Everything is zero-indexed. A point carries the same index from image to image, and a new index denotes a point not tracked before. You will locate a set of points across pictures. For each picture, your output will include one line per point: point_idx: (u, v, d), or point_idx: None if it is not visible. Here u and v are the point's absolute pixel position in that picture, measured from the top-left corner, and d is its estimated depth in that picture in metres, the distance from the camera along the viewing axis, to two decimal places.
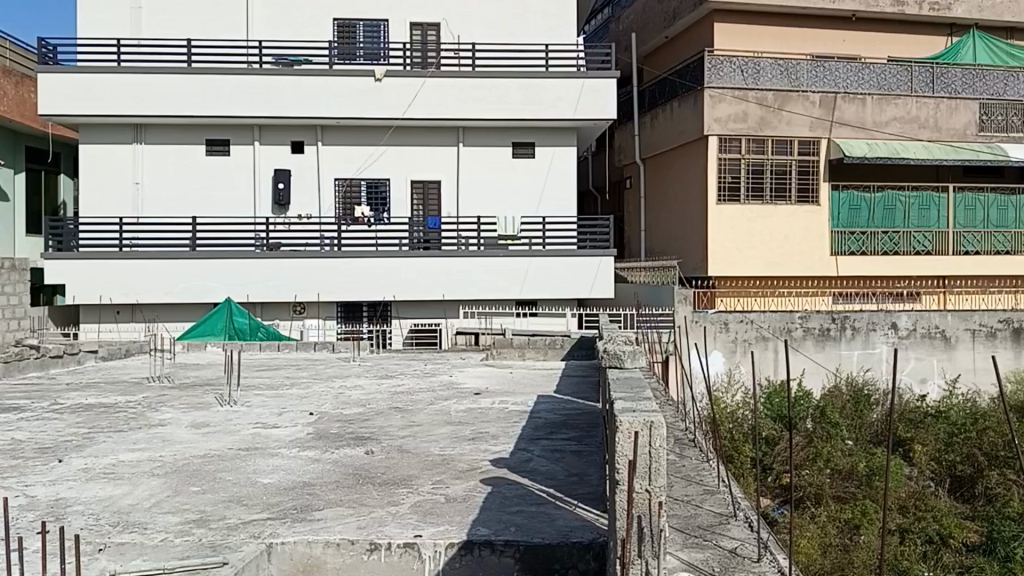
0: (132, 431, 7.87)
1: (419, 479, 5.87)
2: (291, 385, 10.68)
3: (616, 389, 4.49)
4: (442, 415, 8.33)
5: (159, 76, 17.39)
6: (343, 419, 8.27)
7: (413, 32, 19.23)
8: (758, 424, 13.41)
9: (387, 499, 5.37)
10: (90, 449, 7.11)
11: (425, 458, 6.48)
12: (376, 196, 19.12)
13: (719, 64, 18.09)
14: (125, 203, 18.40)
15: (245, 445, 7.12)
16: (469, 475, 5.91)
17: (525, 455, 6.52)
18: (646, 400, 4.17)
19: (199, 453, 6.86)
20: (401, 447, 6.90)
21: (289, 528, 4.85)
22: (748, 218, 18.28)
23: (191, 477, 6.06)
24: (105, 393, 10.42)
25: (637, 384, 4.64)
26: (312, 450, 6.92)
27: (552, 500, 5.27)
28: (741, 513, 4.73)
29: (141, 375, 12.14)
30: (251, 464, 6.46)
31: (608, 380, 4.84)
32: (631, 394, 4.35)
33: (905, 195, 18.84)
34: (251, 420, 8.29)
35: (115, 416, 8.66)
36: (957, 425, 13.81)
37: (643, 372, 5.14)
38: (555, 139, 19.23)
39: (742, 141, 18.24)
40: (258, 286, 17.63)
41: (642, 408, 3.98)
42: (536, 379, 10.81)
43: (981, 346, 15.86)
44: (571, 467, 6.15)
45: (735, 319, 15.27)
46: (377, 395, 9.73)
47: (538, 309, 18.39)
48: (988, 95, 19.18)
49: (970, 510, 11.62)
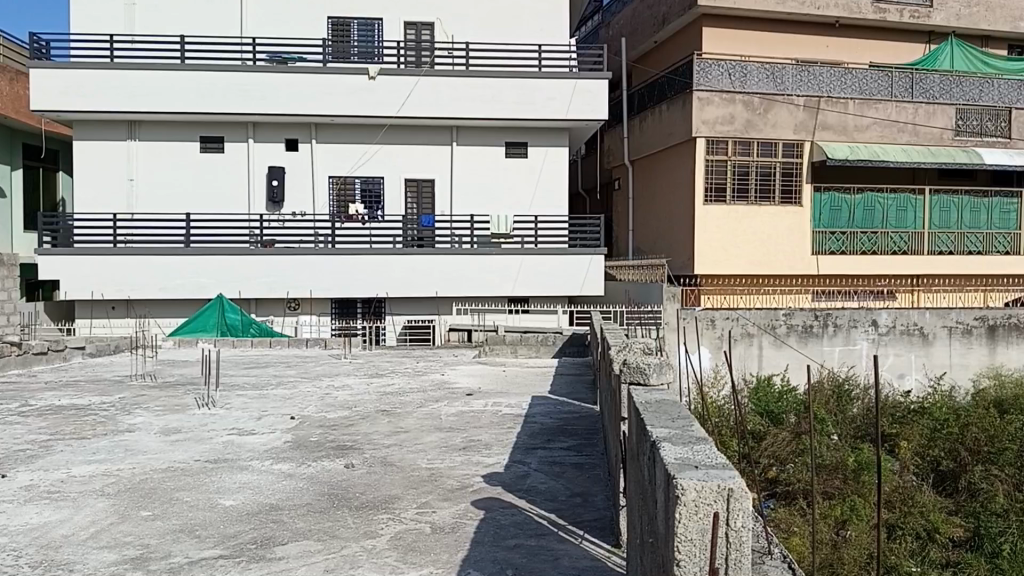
0: (96, 438, 6.70)
1: (402, 501, 4.72)
2: (277, 384, 10.38)
3: (648, 418, 3.18)
4: (432, 418, 7.46)
5: (152, 73, 17.55)
6: (327, 424, 7.21)
7: (407, 31, 19.45)
8: (745, 419, 13.59)
9: (364, 530, 4.22)
10: (42, 461, 5.89)
11: (409, 468, 5.47)
12: (369, 194, 19.34)
13: (708, 67, 18.38)
14: (119, 200, 18.56)
15: (214, 456, 5.91)
16: (458, 496, 4.81)
17: (521, 469, 5.45)
18: (713, 447, 2.80)
19: (160, 466, 5.62)
20: (385, 460, 5.71)
21: (241, 572, 3.69)
22: (731, 219, 18.65)
23: (144, 499, 4.81)
24: (80, 391, 10.01)
25: (674, 410, 3.37)
26: (287, 463, 5.68)
27: (556, 531, 4.23)
28: (776, 552, 4.17)
29: (123, 374, 11.88)
30: (216, 481, 5.19)
31: (635, 403, 3.51)
32: (679, 429, 2.99)
33: (883, 197, 19.31)
34: (226, 425, 7.15)
35: (83, 422, 7.51)
36: (940, 421, 14.09)
37: (673, 392, 3.94)
38: (548, 138, 19.51)
39: (728, 142, 18.59)
40: (251, 283, 17.82)
41: (710, 463, 2.61)
42: (530, 379, 11.00)
43: (957, 344, 16.31)
44: (573, 485, 5.10)
45: (720, 316, 15.66)
46: (365, 396, 9.07)
47: (528, 307, 18.70)
48: (965, 100, 19.72)
49: (954, 505, 11.92)
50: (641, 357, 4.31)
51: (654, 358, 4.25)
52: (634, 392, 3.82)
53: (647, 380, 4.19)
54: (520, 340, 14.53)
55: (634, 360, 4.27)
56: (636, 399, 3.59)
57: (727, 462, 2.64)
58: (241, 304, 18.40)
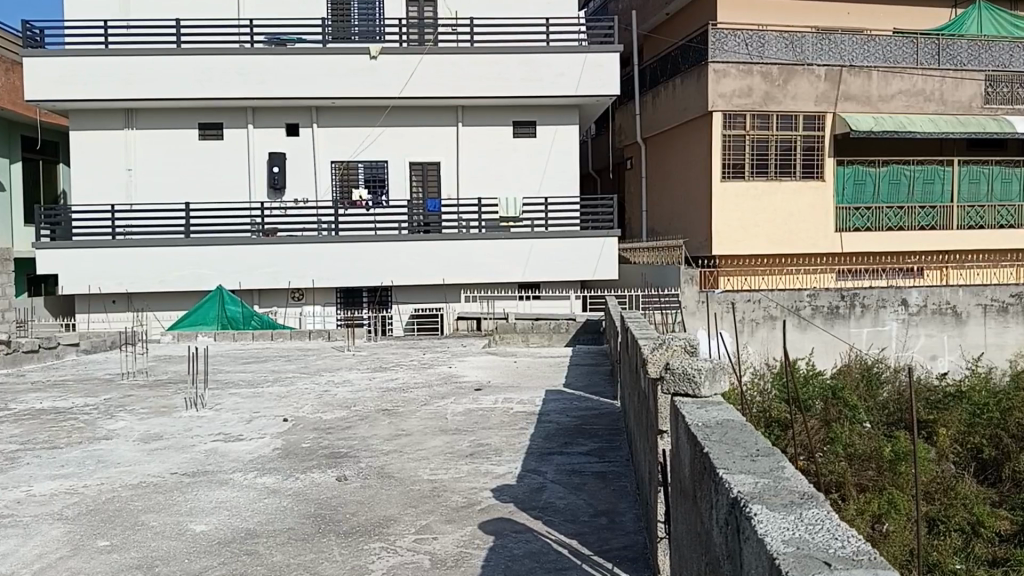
0: (67, 448, 6.10)
1: (399, 524, 4.10)
2: (274, 381, 9.75)
3: (720, 459, 2.29)
4: (437, 417, 6.82)
5: (146, 57, 16.87)
6: (321, 426, 6.59)
7: (409, 8, 18.73)
8: (772, 405, 12.83)
9: (352, 565, 3.60)
10: (3, 477, 5.28)
11: (410, 482, 4.82)
12: (374, 178, 18.66)
13: (724, 37, 17.49)
14: (118, 191, 17.95)
15: (194, 468, 5.31)
16: (465, 517, 4.18)
17: (535, 480, 4.81)
18: (831, 514, 1.88)
19: (131, 483, 5.01)
20: (383, 471, 5.08)
21: None
22: (754, 195, 17.87)
23: (104, 525, 4.20)
24: (67, 392, 9.43)
25: (750, 442, 2.49)
26: (273, 475, 5.06)
27: (580, 565, 3.60)
28: None
29: (114, 372, 11.29)
30: (191, 500, 4.58)
31: (694, 432, 2.64)
32: (771, 480, 2.09)
33: (909, 169, 18.55)
34: (212, 431, 6.54)
35: (59, 428, 6.90)
36: (979, 406, 13.34)
37: (733, 407, 3.10)
38: (557, 116, 18.75)
39: (747, 116, 17.77)
40: (252, 274, 17.25)
41: (843, 552, 1.66)
42: (543, 370, 10.35)
43: (992, 322, 15.57)
44: (597, 501, 4.45)
45: (742, 299, 15.08)
46: (367, 393, 8.44)
47: (539, 292, 18.02)
48: (993, 67, 18.78)
49: (999, 496, 11.19)
50: (688, 359, 3.46)
51: (704, 361, 3.43)
52: (683, 408, 2.99)
53: (698, 392, 3.36)
54: (531, 327, 13.91)
55: (679, 364, 3.42)
56: (693, 425, 2.73)
57: (869, 551, 1.68)
58: (243, 295, 17.82)
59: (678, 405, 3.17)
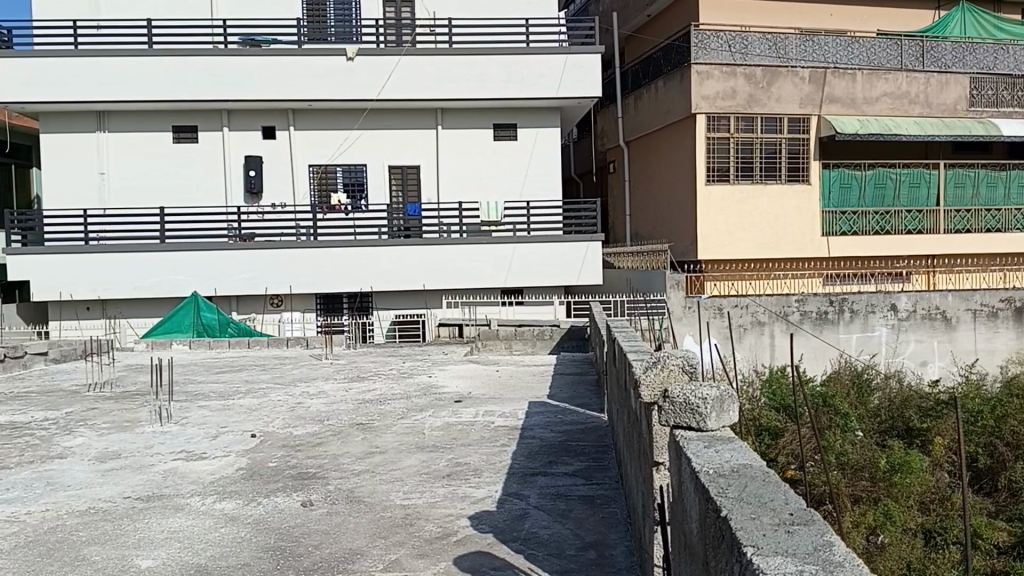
0: (17, 468, 5.70)
1: (366, 559, 3.74)
2: (245, 393, 9.34)
3: (751, 534, 1.94)
4: (413, 433, 6.46)
5: (114, 57, 16.38)
6: (290, 443, 6.22)
7: (387, 8, 18.40)
8: (762, 413, 12.53)
9: None
10: None
11: (382, 509, 4.46)
12: (353, 181, 18.27)
13: (707, 38, 17.27)
14: (90, 195, 17.45)
15: (149, 492, 4.92)
16: (439, 550, 3.83)
17: (518, 506, 4.47)
18: None
19: (79, 509, 4.62)
20: (353, 495, 4.72)
21: None
22: (740, 199, 17.66)
23: (41, 560, 3.82)
24: (27, 405, 8.99)
25: (778, 504, 2.16)
26: (234, 500, 4.70)
27: None
28: None
29: (81, 383, 10.82)
30: (141, 530, 4.20)
31: (709, 486, 2.29)
32: (818, 569, 1.75)
33: (895, 173, 18.34)
34: (174, 449, 6.15)
35: (13, 445, 6.49)
36: (972, 413, 13.11)
37: (745, 447, 2.78)
38: (539, 118, 18.43)
39: (731, 119, 17.54)
40: (228, 281, 16.79)
41: None
42: (525, 380, 10.01)
43: (982, 327, 15.42)
44: (584, 531, 4.11)
45: (730, 304, 14.85)
46: (342, 406, 8.06)
47: (523, 298, 17.70)
48: (977, 69, 18.70)
49: (995, 506, 10.93)
50: (688, 387, 3.13)
51: (708, 388, 3.10)
52: (689, 448, 2.65)
53: (703, 425, 3.03)
54: (515, 334, 13.55)
55: (680, 394, 3.08)
56: (704, 474, 2.38)
57: None
58: (220, 302, 17.36)
59: (682, 441, 2.83)
